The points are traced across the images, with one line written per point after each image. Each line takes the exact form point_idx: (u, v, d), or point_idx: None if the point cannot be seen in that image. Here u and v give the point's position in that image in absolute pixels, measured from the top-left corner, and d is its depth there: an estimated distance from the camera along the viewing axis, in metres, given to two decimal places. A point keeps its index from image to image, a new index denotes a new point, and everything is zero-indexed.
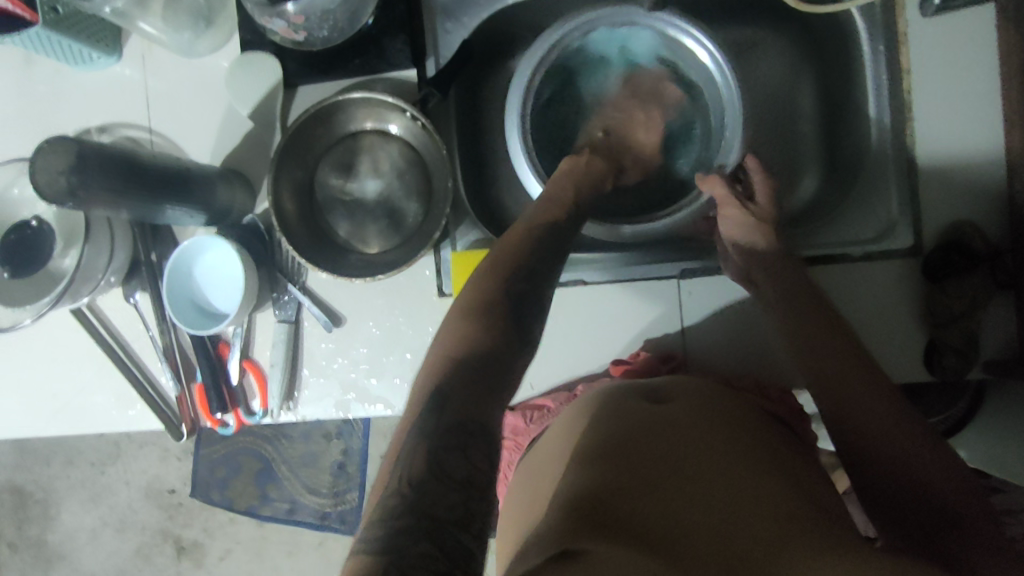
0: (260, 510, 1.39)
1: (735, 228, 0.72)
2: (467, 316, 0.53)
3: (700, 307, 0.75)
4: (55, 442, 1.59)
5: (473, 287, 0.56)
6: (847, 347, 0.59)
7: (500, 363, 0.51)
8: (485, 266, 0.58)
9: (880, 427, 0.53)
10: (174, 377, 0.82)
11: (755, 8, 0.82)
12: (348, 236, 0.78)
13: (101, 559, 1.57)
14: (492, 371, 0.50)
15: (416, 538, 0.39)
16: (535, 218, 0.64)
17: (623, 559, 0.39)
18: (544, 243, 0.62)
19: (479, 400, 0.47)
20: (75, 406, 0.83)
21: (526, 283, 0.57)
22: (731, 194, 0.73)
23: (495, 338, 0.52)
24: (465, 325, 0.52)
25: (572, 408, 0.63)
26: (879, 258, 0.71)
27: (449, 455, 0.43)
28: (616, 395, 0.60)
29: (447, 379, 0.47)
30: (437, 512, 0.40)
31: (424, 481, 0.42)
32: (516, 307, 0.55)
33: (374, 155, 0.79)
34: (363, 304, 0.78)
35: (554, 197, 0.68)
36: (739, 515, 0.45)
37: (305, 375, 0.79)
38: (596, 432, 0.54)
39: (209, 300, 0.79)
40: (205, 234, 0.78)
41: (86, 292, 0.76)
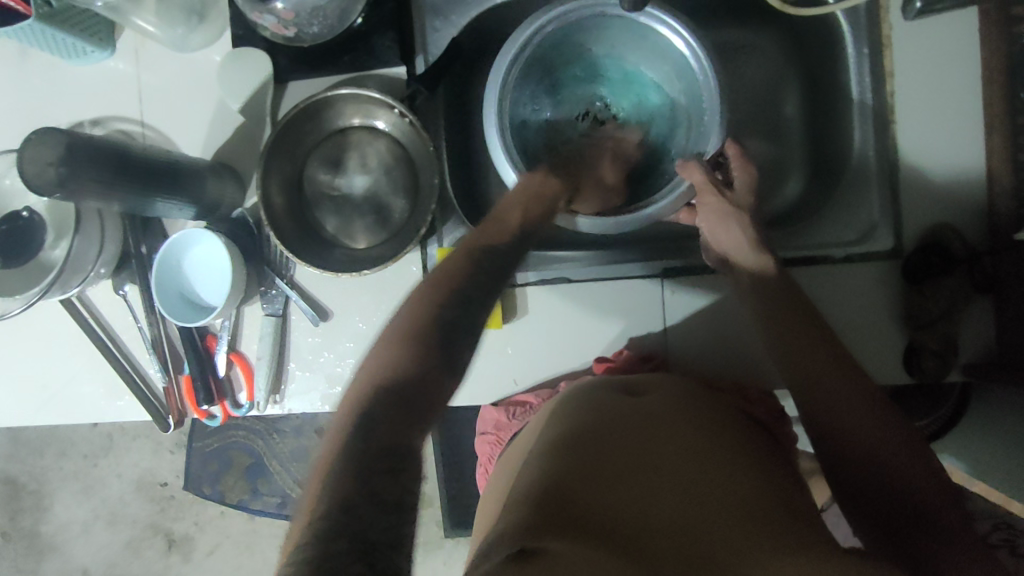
0: (251, 505, 1.39)
1: (715, 218, 0.70)
2: (390, 347, 0.49)
3: (681, 305, 0.76)
4: (48, 434, 1.59)
5: (402, 316, 0.52)
6: (820, 344, 0.59)
7: (425, 388, 0.48)
8: (412, 295, 0.54)
9: (855, 427, 0.53)
10: (161, 369, 0.82)
11: (742, 10, 0.83)
12: (336, 232, 0.79)
13: (92, 551, 1.58)
14: (417, 396, 0.47)
15: (347, 559, 0.36)
16: (476, 239, 0.61)
17: (587, 556, 0.40)
18: (483, 266, 0.57)
19: (405, 420, 0.46)
20: (64, 397, 0.84)
21: (462, 306, 0.53)
22: (712, 182, 0.69)
23: (421, 367, 0.49)
24: (389, 354, 0.49)
25: (551, 404, 0.63)
26: (860, 259, 0.72)
27: (377, 478, 0.41)
28: (588, 394, 0.60)
29: (372, 410, 0.45)
30: (368, 534, 0.38)
31: (353, 503, 0.40)
32: (446, 335, 0.51)
33: (362, 151, 0.79)
34: (349, 298, 0.79)
35: (498, 219, 0.64)
36: (702, 512, 0.46)
37: (291, 368, 0.80)
38: (560, 435, 0.54)
39: (199, 294, 0.80)
40: (194, 227, 0.79)
41: (76, 283, 0.77)
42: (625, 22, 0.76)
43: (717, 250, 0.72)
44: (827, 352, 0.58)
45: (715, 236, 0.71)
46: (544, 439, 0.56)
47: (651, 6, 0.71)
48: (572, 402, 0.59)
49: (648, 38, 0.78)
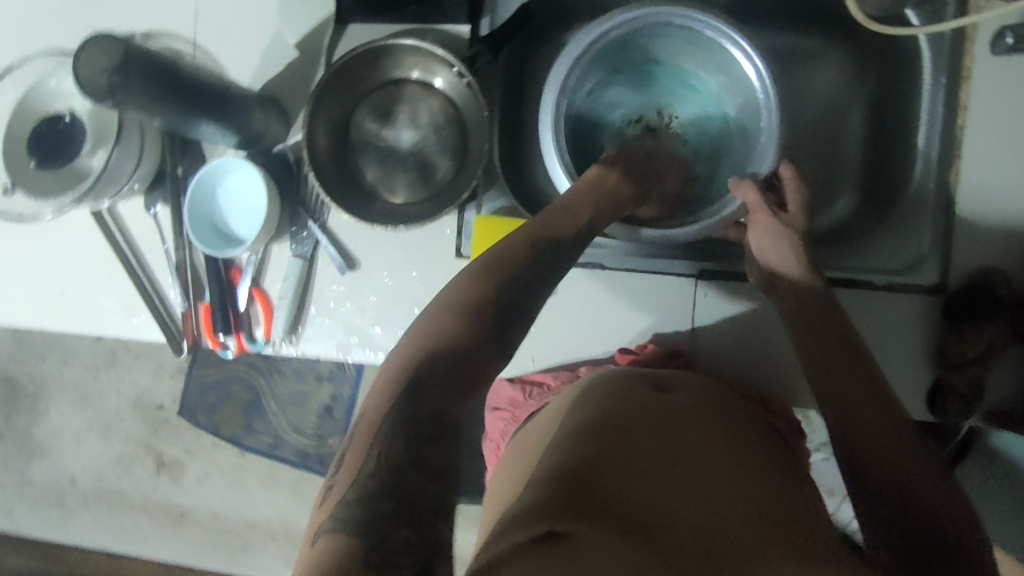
0: (243, 439, 1.43)
1: (766, 236, 0.69)
2: (443, 321, 0.51)
3: (714, 309, 0.74)
4: (52, 340, 1.60)
5: (463, 286, 0.54)
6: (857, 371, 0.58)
7: (474, 361, 0.50)
8: (467, 275, 0.55)
9: (881, 454, 0.52)
10: (182, 294, 0.81)
11: (821, 17, 0.80)
12: (376, 182, 0.77)
13: (82, 461, 1.60)
14: (464, 367, 0.49)
15: (392, 523, 0.39)
16: (539, 223, 0.61)
17: (609, 548, 0.40)
18: (547, 253, 0.58)
19: (453, 391, 0.48)
20: (82, 306, 0.84)
21: (521, 288, 0.55)
22: (764, 203, 0.69)
23: (468, 344, 0.50)
24: (439, 326, 0.51)
25: (577, 387, 0.64)
26: (901, 290, 0.71)
27: (419, 447, 0.44)
28: (615, 382, 0.60)
29: (422, 375, 0.47)
30: (415, 500, 0.41)
31: (394, 474, 0.42)
32: (500, 316, 0.53)
33: (414, 106, 0.77)
34: (379, 250, 0.78)
35: (565, 209, 0.63)
36: (729, 512, 0.45)
37: (311, 312, 0.80)
38: (582, 419, 0.54)
39: (228, 224, 0.79)
40: (230, 158, 0.78)
41: (109, 195, 0.76)
42: (686, 31, 0.74)
43: (763, 267, 0.70)
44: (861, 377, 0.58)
45: (766, 255, 0.69)
46: (567, 421, 0.56)
47: (720, 21, 0.69)
48: (599, 388, 0.59)
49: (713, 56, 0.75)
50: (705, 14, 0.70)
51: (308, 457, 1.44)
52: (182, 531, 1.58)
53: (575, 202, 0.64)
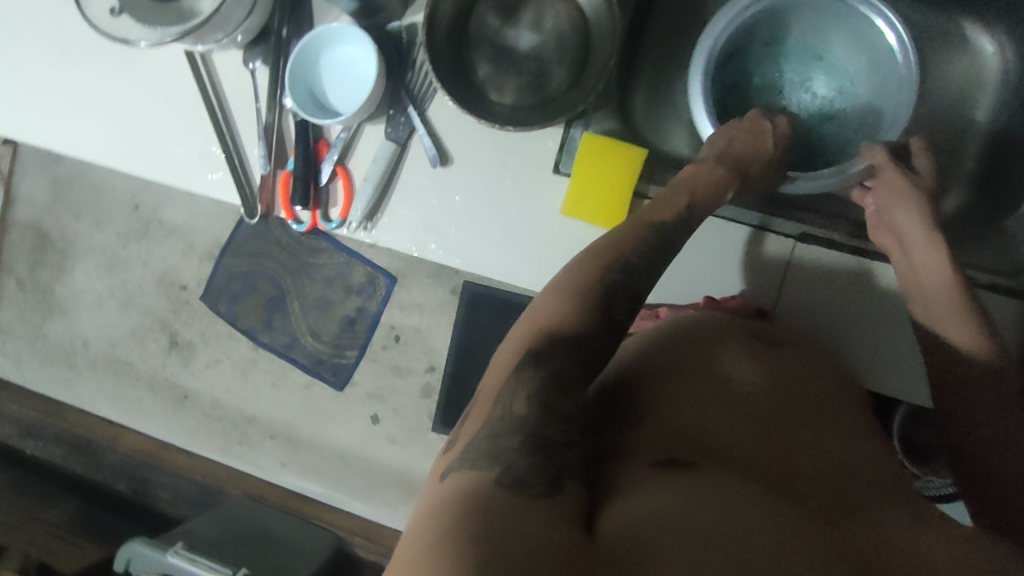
0: (259, 334, 1.48)
1: (894, 199, 0.68)
2: (561, 304, 0.57)
3: (803, 275, 0.72)
4: (88, 201, 1.59)
5: (571, 278, 0.59)
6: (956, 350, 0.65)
7: (592, 338, 0.56)
8: (567, 282, 0.59)
9: (964, 420, 0.64)
10: (265, 156, 0.80)
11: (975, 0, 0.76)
12: (486, 79, 0.74)
13: (97, 326, 1.60)
14: (588, 346, 0.55)
15: (520, 454, 0.46)
16: (649, 211, 0.65)
17: (678, 525, 0.44)
18: (654, 245, 0.62)
19: (575, 358, 0.54)
20: (158, 151, 0.82)
21: (633, 265, 0.61)
22: (892, 161, 0.68)
23: (592, 336, 0.56)
24: (561, 314, 0.56)
25: (665, 325, 0.69)
26: (1005, 293, 0.69)
27: (552, 398, 0.50)
28: (701, 330, 0.66)
29: (546, 350, 0.54)
30: (544, 436, 0.48)
31: (527, 420, 0.48)
32: (612, 314, 0.58)
33: (540, 9, 0.75)
34: (474, 151, 0.76)
35: (674, 196, 0.67)
36: (772, 495, 0.50)
37: (390, 202, 0.77)
38: (673, 361, 0.63)
39: (328, 97, 0.78)
40: (332, 36, 0.75)
41: (208, 41, 0.74)
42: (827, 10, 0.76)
43: (882, 228, 0.70)
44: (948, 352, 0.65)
45: (892, 219, 0.69)
46: (662, 375, 0.62)
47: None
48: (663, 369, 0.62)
49: (856, 26, 0.75)
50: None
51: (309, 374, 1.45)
52: (182, 415, 1.55)
53: (680, 188, 0.67)
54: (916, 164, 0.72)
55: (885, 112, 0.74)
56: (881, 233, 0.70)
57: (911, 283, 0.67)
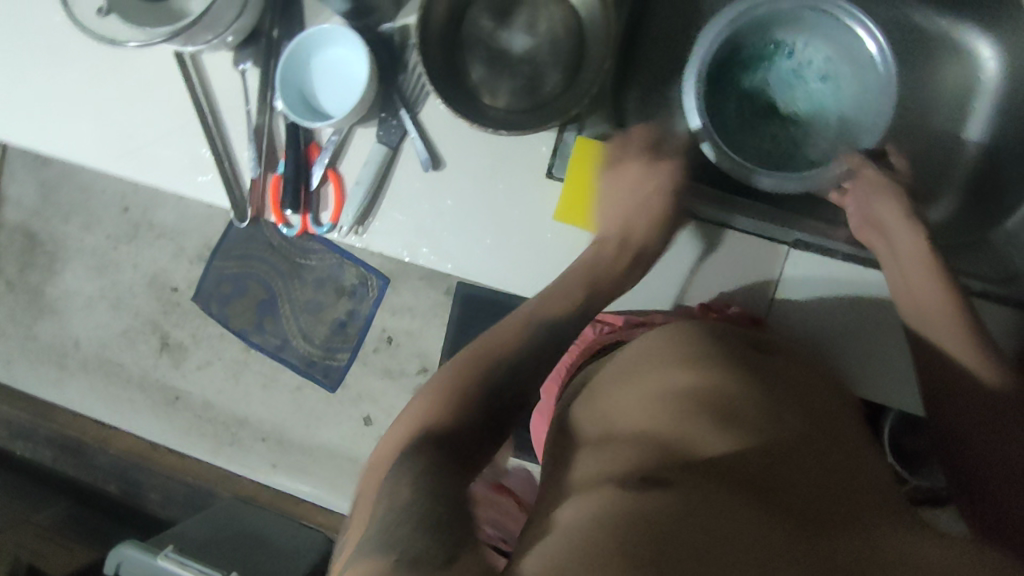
0: (251, 335, 1.47)
1: (871, 196, 0.70)
2: (442, 396, 0.53)
3: (799, 283, 0.71)
4: (79, 202, 1.58)
5: (450, 372, 0.56)
6: (957, 354, 0.62)
7: (476, 432, 0.52)
8: (447, 378, 0.55)
9: (966, 429, 0.62)
10: (256, 158, 0.79)
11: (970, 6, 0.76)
12: (480, 82, 0.74)
13: (88, 327, 1.58)
14: (470, 443, 0.51)
15: (413, 528, 0.41)
16: (536, 308, 0.63)
17: (613, 534, 0.40)
18: (543, 339, 0.60)
19: (460, 446, 0.50)
20: (147, 153, 0.81)
21: (528, 353, 0.58)
22: (866, 163, 0.70)
23: (467, 431, 0.51)
24: (443, 404, 0.53)
25: (629, 351, 0.66)
26: (996, 300, 0.68)
27: (444, 481, 0.46)
28: (659, 347, 0.64)
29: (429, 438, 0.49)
30: (437, 513, 0.42)
31: (418, 496, 0.44)
32: (496, 410, 0.53)
33: (534, 12, 0.74)
34: (467, 155, 0.75)
35: (558, 291, 0.66)
36: (726, 500, 0.45)
37: (382, 205, 0.77)
38: (624, 388, 0.60)
39: (321, 98, 0.76)
40: (319, 37, 0.74)
41: (199, 42, 0.73)
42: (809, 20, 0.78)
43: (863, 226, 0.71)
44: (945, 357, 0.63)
45: (876, 217, 0.70)
46: (621, 407, 0.58)
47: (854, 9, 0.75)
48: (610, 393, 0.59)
49: (838, 35, 0.78)
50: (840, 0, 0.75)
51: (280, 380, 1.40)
52: (171, 418, 1.53)
53: (572, 284, 0.67)
54: (894, 161, 0.73)
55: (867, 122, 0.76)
56: (864, 230, 0.71)
57: (903, 291, 0.66)
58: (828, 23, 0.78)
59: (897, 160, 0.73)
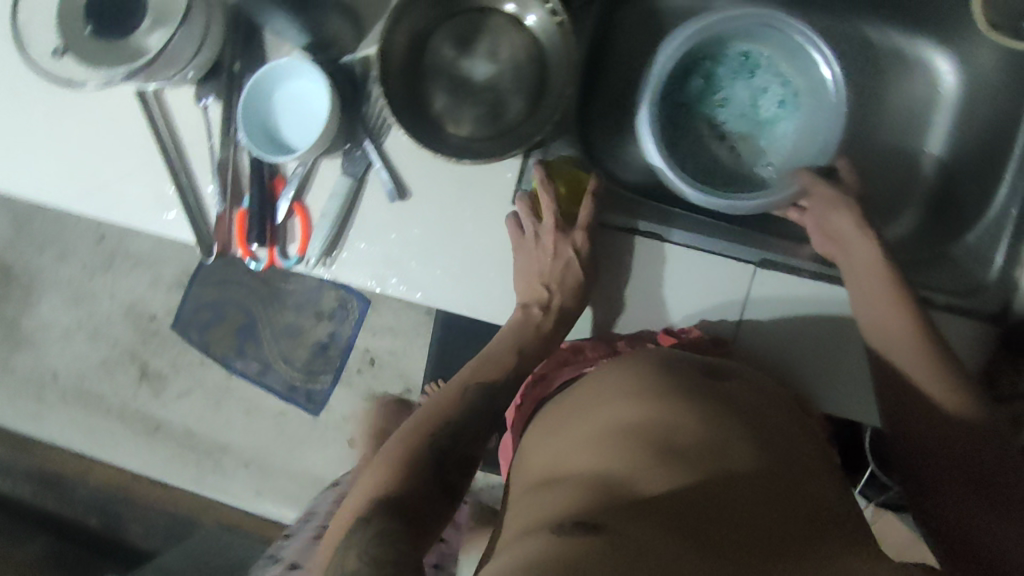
0: (233, 362, 1.46)
1: (828, 211, 0.70)
2: (389, 468, 0.60)
3: (766, 303, 0.72)
4: (52, 233, 1.56)
5: (403, 436, 0.64)
6: (920, 365, 0.61)
7: (420, 501, 0.58)
8: (414, 420, 0.65)
9: (933, 447, 0.60)
10: (220, 193, 0.77)
11: (924, 21, 0.77)
12: (443, 110, 0.73)
13: (65, 359, 1.56)
14: (416, 508, 0.57)
15: None
16: (475, 371, 0.71)
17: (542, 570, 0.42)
18: (480, 403, 0.67)
19: (411, 527, 0.55)
20: (112, 190, 0.80)
21: (473, 411, 0.67)
22: (820, 181, 0.70)
23: (413, 495, 0.58)
24: (393, 475, 0.59)
25: (590, 380, 0.67)
26: (959, 312, 0.69)
27: (397, 535, 0.53)
28: (605, 374, 0.66)
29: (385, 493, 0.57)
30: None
31: (378, 548, 0.51)
32: (437, 472, 0.61)
33: (496, 40, 0.73)
34: (433, 184, 0.75)
35: (495, 356, 0.73)
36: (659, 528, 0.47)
37: (350, 236, 0.76)
38: (575, 422, 0.63)
39: (285, 133, 0.76)
40: (270, 75, 0.73)
41: (160, 78, 0.73)
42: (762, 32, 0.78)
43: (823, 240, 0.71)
44: (908, 374, 0.62)
45: (831, 229, 0.70)
46: (578, 443, 0.59)
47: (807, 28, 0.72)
48: (558, 436, 0.62)
49: (791, 48, 0.78)
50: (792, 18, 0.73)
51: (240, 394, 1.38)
52: (152, 447, 1.50)
53: (503, 348, 0.73)
54: (844, 174, 0.72)
55: (818, 136, 0.77)
56: (824, 243, 0.71)
57: (866, 312, 0.66)
58: (780, 36, 0.78)
59: (848, 174, 0.71)
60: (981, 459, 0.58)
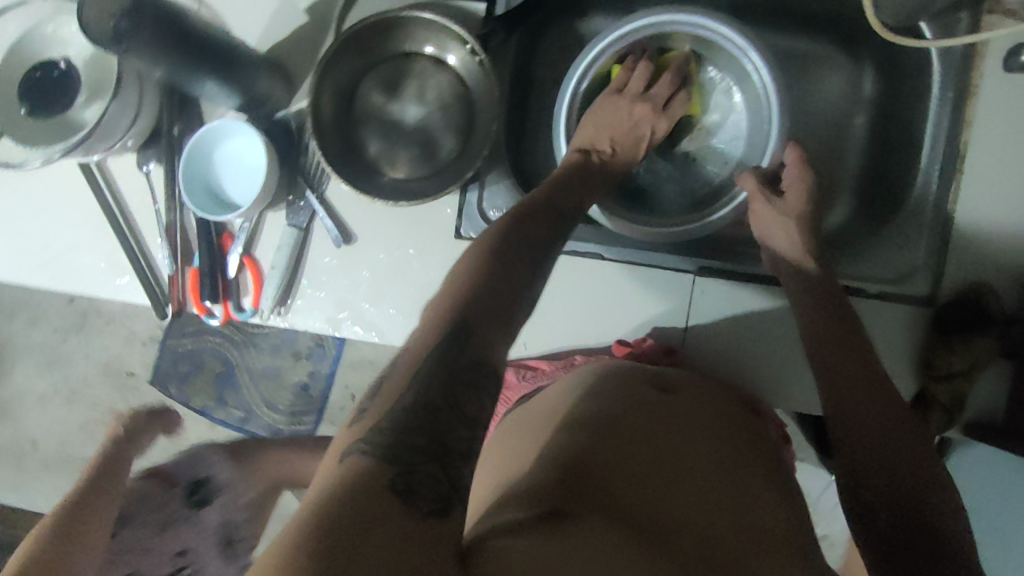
0: (213, 413, 1.30)
1: (765, 222, 0.71)
2: (474, 266, 0.49)
3: (708, 310, 0.75)
4: (22, 300, 1.56)
5: (470, 256, 0.50)
6: (865, 384, 0.58)
7: (506, 302, 0.46)
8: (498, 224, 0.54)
9: (879, 428, 0.55)
10: (170, 256, 0.79)
11: (828, 25, 0.81)
12: (378, 155, 0.76)
13: (44, 425, 1.55)
14: (503, 305, 0.46)
15: (424, 458, 0.36)
16: (547, 192, 0.61)
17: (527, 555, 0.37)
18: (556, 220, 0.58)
19: (494, 333, 0.44)
20: (63, 262, 0.81)
21: (554, 228, 0.56)
22: (763, 189, 0.71)
23: (499, 287, 0.47)
24: (475, 270, 0.48)
25: (558, 390, 0.64)
26: (893, 299, 0.71)
27: (462, 387, 0.40)
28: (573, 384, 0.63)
29: (461, 312, 0.44)
30: (445, 438, 0.38)
31: (437, 406, 0.39)
32: (524, 263, 0.50)
33: (422, 82, 0.76)
34: (378, 228, 0.77)
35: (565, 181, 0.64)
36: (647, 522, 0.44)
37: (302, 284, 0.78)
38: (542, 423, 0.58)
39: (229, 192, 0.77)
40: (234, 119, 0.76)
41: (100, 149, 0.73)
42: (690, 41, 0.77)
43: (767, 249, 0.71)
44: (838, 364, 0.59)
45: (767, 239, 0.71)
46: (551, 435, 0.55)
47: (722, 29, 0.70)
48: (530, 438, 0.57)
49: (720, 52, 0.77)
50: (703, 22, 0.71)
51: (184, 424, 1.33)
52: None
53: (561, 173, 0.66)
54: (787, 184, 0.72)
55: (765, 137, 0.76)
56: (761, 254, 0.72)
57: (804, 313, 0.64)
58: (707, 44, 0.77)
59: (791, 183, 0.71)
60: (931, 446, 0.54)
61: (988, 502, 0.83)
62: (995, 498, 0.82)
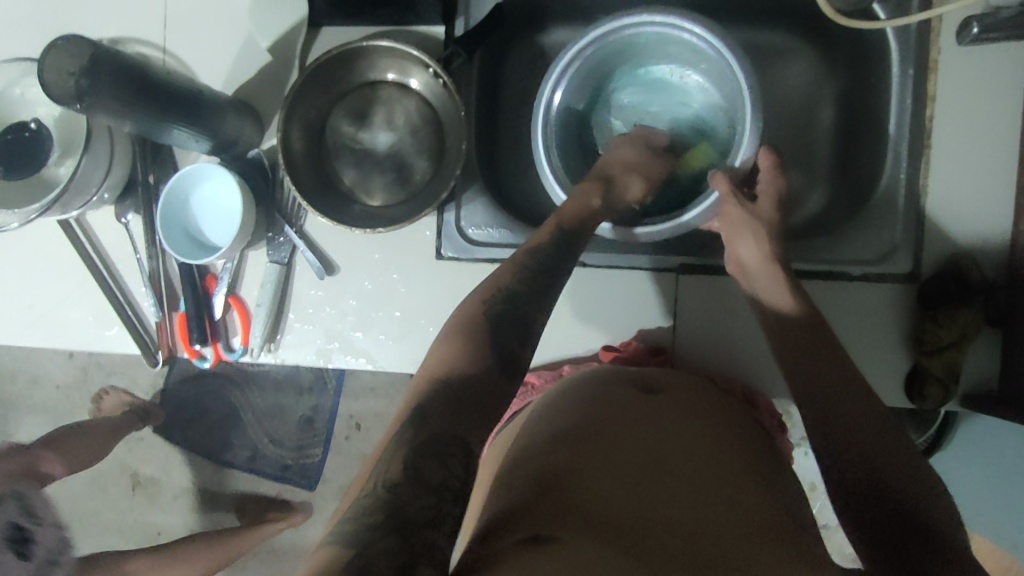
0: (221, 455, 1.26)
1: (733, 228, 0.71)
2: (452, 350, 0.51)
3: (693, 306, 0.76)
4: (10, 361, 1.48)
5: (451, 331, 0.53)
6: (833, 374, 0.58)
7: (481, 389, 0.49)
8: (472, 301, 0.56)
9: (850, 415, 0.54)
10: (157, 304, 0.80)
11: (786, 15, 0.82)
12: (354, 185, 0.77)
13: None
14: (480, 393, 0.48)
15: (383, 533, 0.38)
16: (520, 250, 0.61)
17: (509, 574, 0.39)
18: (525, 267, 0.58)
19: (463, 420, 0.46)
20: (52, 318, 0.81)
21: (530, 283, 0.57)
22: (734, 191, 0.71)
23: (475, 373, 0.49)
24: (458, 358, 0.50)
25: (543, 402, 0.65)
26: (875, 279, 0.72)
27: (426, 461, 0.43)
28: (557, 395, 0.64)
29: (428, 404, 0.46)
30: (406, 513, 0.40)
31: (399, 485, 0.41)
32: (496, 339, 0.52)
33: (390, 108, 0.77)
34: (360, 256, 0.77)
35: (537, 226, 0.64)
36: (627, 525, 0.45)
37: (289, 319, 0.78)
38: (528, 433, 0.59)
39: (206, 233, 0.77)
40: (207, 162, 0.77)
41: (77, 206, 0.74)
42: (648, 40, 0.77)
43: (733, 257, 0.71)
44: (817, 359, 0.60)
45: (733, 246, 0.71)
46: (534, 446, 0.56)
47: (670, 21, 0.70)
48: (515, 449, 0.58)
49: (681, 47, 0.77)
50: (655, 16, 0.71)
51: (191, 470, 1.31)
52: None
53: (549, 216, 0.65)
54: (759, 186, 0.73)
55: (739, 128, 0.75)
56: (730, 265, 0.72)
57: (777, 314, 0.66)
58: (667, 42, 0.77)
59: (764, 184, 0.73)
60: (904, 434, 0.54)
61: (995, 471, 0.83)
62: (1002, 466, 0.82)
